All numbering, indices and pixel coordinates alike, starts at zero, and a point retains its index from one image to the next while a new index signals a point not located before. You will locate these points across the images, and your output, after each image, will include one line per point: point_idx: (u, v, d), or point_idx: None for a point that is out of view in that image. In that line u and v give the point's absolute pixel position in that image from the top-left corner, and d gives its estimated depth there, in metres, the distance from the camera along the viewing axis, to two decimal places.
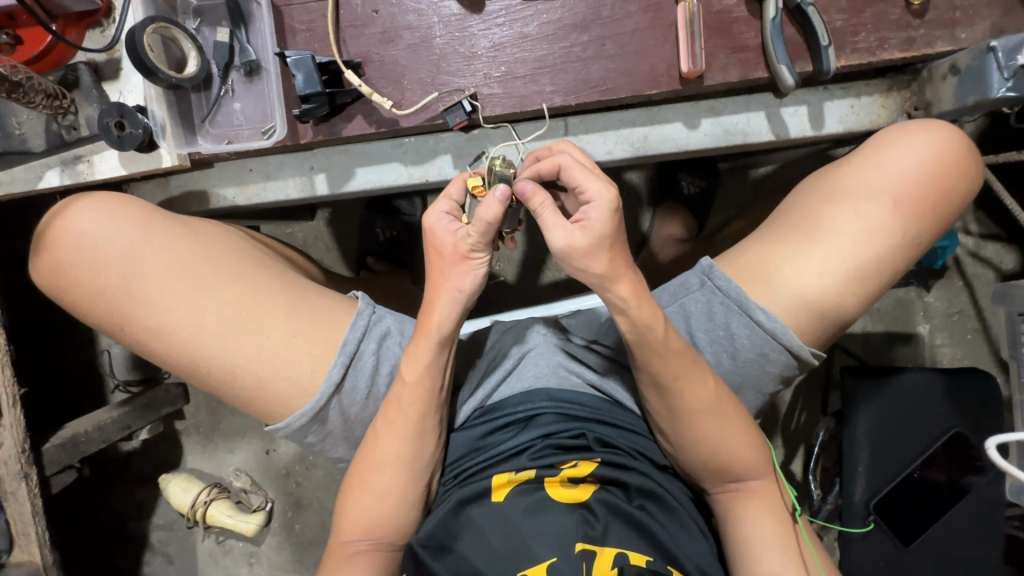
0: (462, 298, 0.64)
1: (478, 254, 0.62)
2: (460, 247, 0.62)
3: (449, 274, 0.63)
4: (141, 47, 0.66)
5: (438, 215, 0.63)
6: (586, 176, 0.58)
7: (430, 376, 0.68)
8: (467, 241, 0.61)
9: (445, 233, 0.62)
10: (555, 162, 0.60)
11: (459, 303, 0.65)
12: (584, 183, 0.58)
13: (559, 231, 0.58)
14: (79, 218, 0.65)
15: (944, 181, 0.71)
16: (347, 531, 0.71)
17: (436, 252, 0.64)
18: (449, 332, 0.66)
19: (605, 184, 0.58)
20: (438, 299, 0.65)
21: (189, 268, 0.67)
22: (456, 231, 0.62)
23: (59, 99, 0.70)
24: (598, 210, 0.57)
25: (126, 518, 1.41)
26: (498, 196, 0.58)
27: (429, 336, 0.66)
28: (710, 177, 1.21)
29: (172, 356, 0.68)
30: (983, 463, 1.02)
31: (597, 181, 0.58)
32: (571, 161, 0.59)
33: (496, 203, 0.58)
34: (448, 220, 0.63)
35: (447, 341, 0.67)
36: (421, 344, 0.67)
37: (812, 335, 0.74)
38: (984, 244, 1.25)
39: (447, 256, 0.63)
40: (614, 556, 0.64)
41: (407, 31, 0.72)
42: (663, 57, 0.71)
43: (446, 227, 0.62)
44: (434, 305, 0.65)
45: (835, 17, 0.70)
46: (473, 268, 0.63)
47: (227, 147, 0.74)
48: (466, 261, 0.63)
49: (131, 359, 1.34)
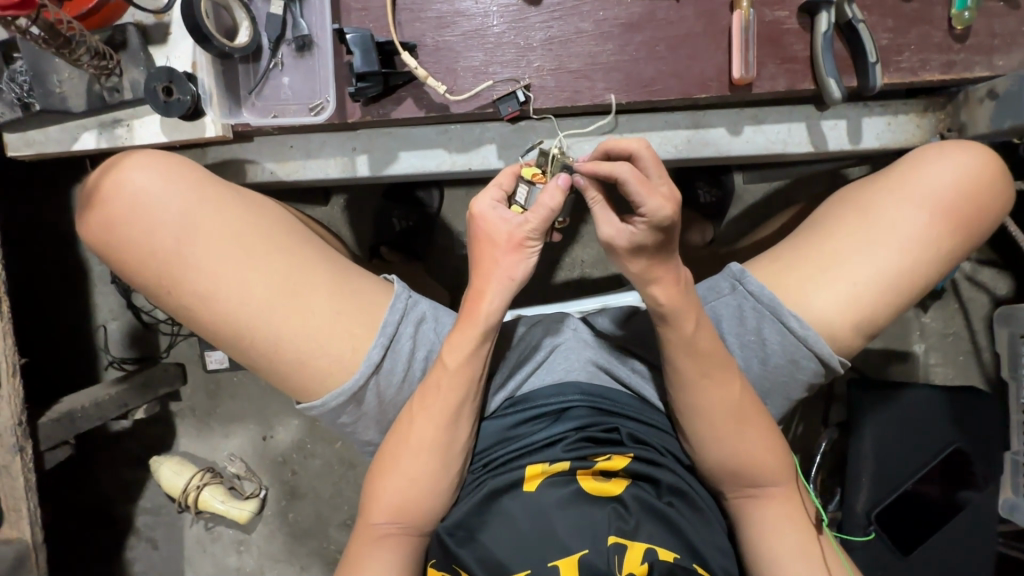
0: (511, 286, 0.65)
1: (532, 242, 0.63)
2: (515, 235, 0.63)
3: (500, 260, 0.64)
4: (197, 12, 0.65)
5: (487, 203, 0.63)
6: (645, 193, 0.57)
7: (472, 362, 0.68)
8: (525, 228, 0.62)
9: (500, 222, 0.63)
10: (616, 168, 0.57)
11: (509, 291, 0.65)
12: (640, 197, 0.57)
13: (607, 226, 0.61)
14: (132, 174, 0.64)
15: (976, 201, 0.73)
16: (375, 513, 0.70)
17: (486, 239, 0.64)
18: (487, 319, 0.66)
19: (663, 202, 0.57)
20: (481, 284, 0.65)
21: (240, 235, 0.66)
22: (510, 221, 0.63)
23: (106, 60, 0.68)
24: (648, 223, 0.59)
25: (112, 499, 1.37)
26: (558, 183, 0.61)
27: (475, 324, 0.66)
28: (727, 188, 1.23)
29: (214, 323, 0.66)
30: (978, 478, 1.06)
31: (655, 199, 0.57)
32: (631, 173, 0.57)
33: (557, 189, 0.61)
34: (500, 209, 0.63)
35: (488, 330, 0.67)
36: (462, 329, 0.66)
37: (843, 343, 0.76)
38: (981, 269, 1.29)
39: (502, 245, 0.63)
40: (645, 551, 0.64)
41: (463, 18, 0.72)
42: (713, 63, 0.73)
43: (498, 215, 0.63)
44: (483, 291, 0.65)
45: (882, 36, 0.73)
46: (526, 258, 0.64)
47: (272, 121, 0.72)
48: (520, 250, 0.63)
49: (131, 335, 1.31)
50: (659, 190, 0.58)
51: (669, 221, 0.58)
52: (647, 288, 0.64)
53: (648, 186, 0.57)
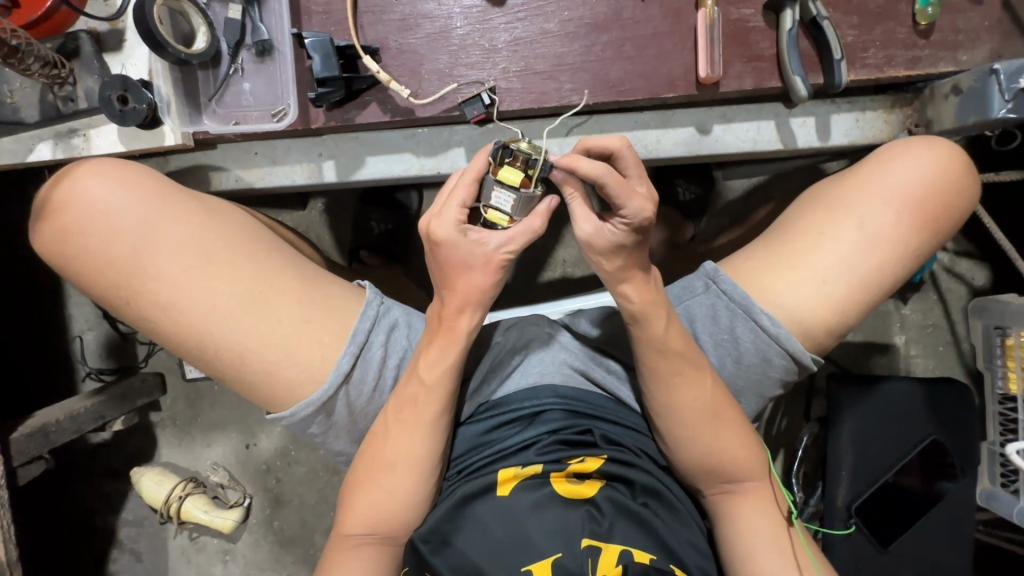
0: (484, 304, 0.65)
1: (509, 262, 0.62)
2: (492, 258, 0.61)
3: (476, 281, 0.62)
4: (151, 18, 0.63)
5: (457, 228, 0.60)
6: (627, 197, 0.57)
7: (446, 375, 0.67)
8: (504, 250, 0.61)
9: (479, 245, 0.61)
10: (595, 169, 0.56)
11: (481, 307, 0.65)
12: (622, 200, 0.57)
13: (586, 223, 0.60)
14: (87, 184, 0.62)
15: (944, 195, 0.73)
16: (349, 524, 0.70)
17: (459, 264, 0.62)
18: (466, 333, 0.66)
19: (643, 204, 0.58)
20: (452, 299, 0.64)
21: (201, 243, 0.64)
22: (484, 243, 0.61)
23: (58, 69, 0.67)
24: (628, 224, 0.59)
25: (93, 512, 1.35)
26: (547, 206, 0.61)
27: (452, 341, 0.66)
28: (706, 185, 1.23)
29: (178, 335, 0.65)
30: (956, 469, 1.07)
31: (635, 201, 0.57)
32: (608, 175, 0.56)
33: (541, 213, 0.61)
34: (473, 233, 0.61)
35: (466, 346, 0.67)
36: (443, 343, 0.66)
37: (813, 341, 0.76)
38: (958, 261, 1.30)
39: (476, 266, 0.62)
40: (619, 552, 0.64)
41: (427, 20, 0.71)
42: (681, 62, 0.72)
43: (471, 240, 0.61)
44: (448, 303, 0.64)
45: (847, 33, 0.73)
46: (499, 277, 0.63)
47: (235, 129, 0.71)
48: (496, 270, 0.62)
49: (106, 346, 1.29)
50: (637, 192, 0.58)
51: (649, 222, 0.59)
52: (617, 292, 0.64)
53: (629, 188, 0.57)
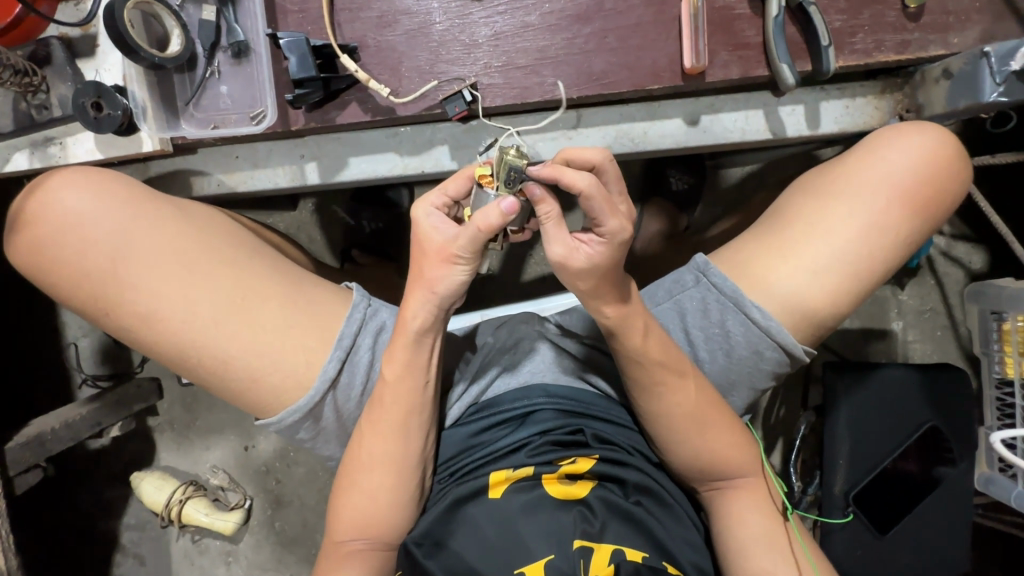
0: (434, 298, 0.61)
1: (460, 260, 0.58)
2: (444, 250, 0.57)
3: (427, 270, 0.59)
4: (121, 23, 0.62)
5: (424, 209, 0.58)
6: (608, 212, 0.54)
7: (412, 371, 0.66)
8: (454, 244, 0.56)
9: (433, 233, 0.57)
10: (579, 180, 0.53)
11: (430, 303, 0.62)
12: (602, 216, 0.54)
13: (559, 245, 0.56)
14: (61, 196, 0.61)
15: (935, 183, 0.72)
16: (341, 531, 0.70)
17: (420, 247, 0.59)
18: (425, 325, 0.63)
19: (623, 223, 0.55)
20: (413, 295, 0.62)
21: (180, 252, 0.64)
22: (442, 231, 0.57)
23: (29, 77, 0.66)
24: (606, 244, 0.56)
25: (95, 518, 1.35)
26: (501, 206, 0.54)
27: (404, 333, 0.64)
28: (699, 174, 1.21)
29: (160, 344, 0.64)
30: (954, 454, 1.07)
31: (616, 219, 0.55)
32: (594, 189, 0.53)
33: (497, 212, 0.53)
34: (434, 219, 0.57)
35: (421, 339, 0.65)
36: (398, 339, 0.65)
37: (804, 332, 0.75)
38: (955, 245, 1.29)
39: (430, 255, 0.58)
40: (612, 552, 0.63)
41: (405, 16, 0.70)
42: (665, 52, 0.71)
43: (430, 225, 0.57)
44: (407, 298, 0.62)
45: (834, 18, 0.71)
46: (450, 272, 0.59)
47: (214, 133, 0.70)
48: (447, 263, 0.58)
49: (101, 353, 1.29)
50: (619, 211, 0.56)
51: (626, 243, 0.56)
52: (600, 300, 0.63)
53: (610, 205, 0.55)
